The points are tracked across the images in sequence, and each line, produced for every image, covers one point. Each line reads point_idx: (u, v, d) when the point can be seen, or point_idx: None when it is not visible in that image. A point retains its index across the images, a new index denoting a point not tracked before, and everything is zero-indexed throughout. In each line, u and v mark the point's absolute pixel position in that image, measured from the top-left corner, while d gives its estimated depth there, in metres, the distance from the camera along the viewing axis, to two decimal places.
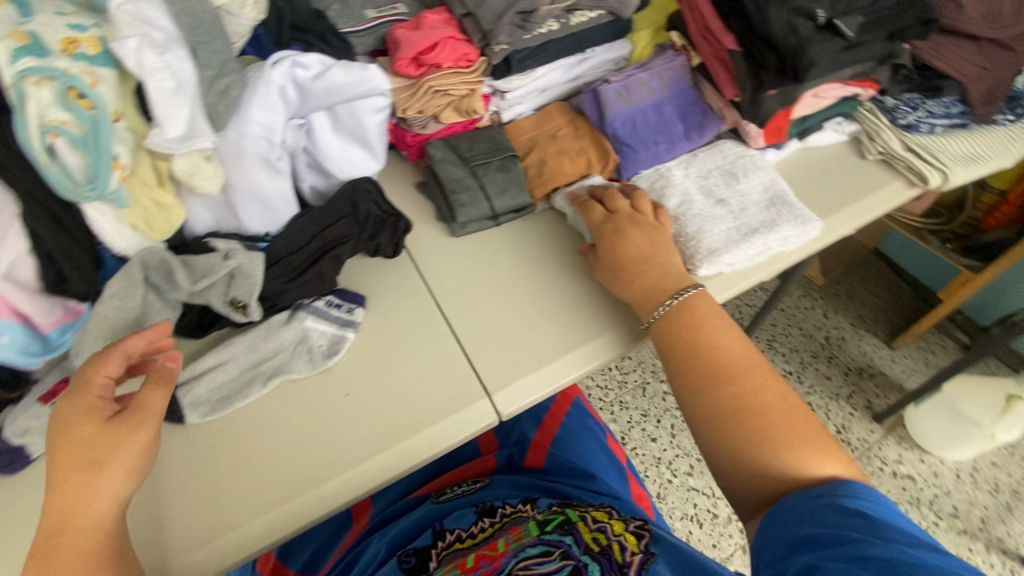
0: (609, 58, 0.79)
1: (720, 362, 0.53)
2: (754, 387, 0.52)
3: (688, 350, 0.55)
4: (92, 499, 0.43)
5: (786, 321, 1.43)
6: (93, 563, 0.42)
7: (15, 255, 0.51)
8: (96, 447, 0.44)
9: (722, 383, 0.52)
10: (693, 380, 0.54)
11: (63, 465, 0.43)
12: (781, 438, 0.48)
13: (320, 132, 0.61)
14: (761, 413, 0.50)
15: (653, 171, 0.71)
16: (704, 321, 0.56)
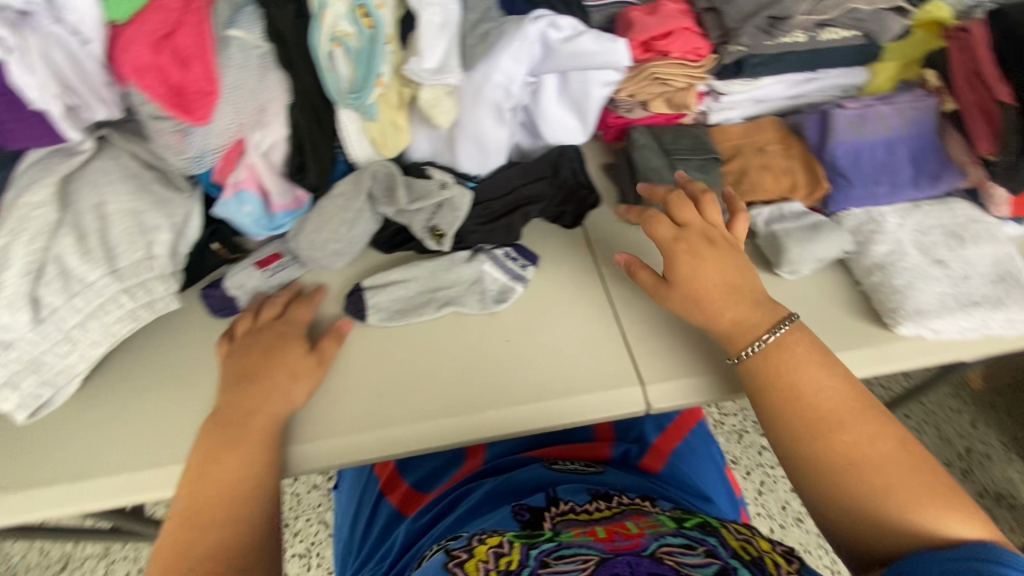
0: (841, 82, 0.74)
1: (825, 409, 0.50)
2: (865, 438, 0.48)
3: (789, 393, 0.51)
4: (285, 394, 0.54)
5: (922, 414, 1.27)
6: (262, 445, 0.51)
7: (276, 138, 0.59)
8: (294, 363, 0.56)
9: (828, 432, 0.49)
10: (792, 427, 0.50)
11: (258, 368, 0.55)
12: (906, 494, 0.46)
13: (546, 93, 0.63)
14: (877, 466, 0.47)
15: (865, 211, 0.67)
16: (799, 358, 0.52)
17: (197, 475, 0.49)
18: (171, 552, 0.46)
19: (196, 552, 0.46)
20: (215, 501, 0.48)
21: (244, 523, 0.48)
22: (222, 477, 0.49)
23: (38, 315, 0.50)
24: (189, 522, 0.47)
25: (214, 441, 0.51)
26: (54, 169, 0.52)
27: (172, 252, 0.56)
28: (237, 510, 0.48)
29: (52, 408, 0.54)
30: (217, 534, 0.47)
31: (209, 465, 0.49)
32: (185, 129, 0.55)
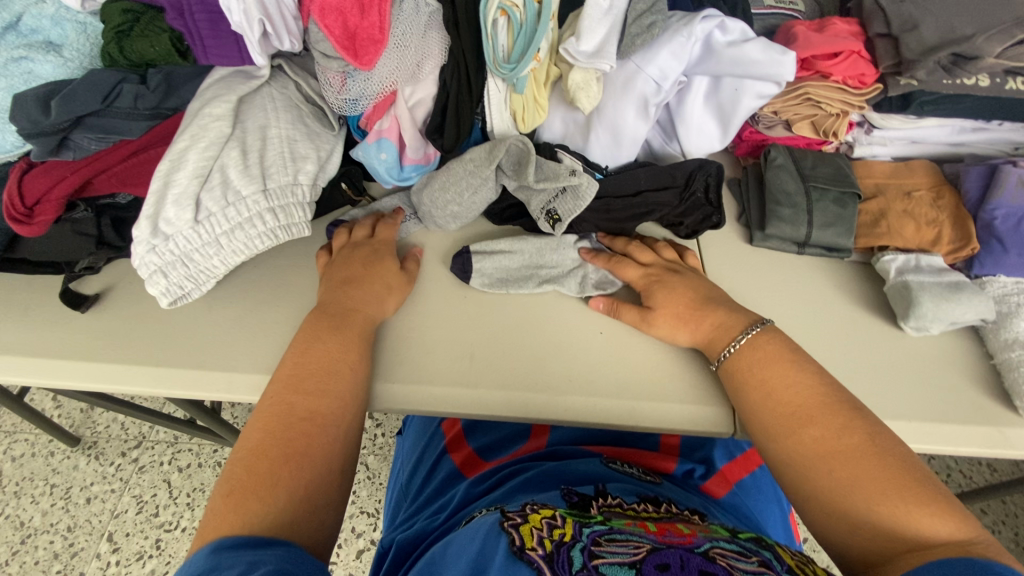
0: (1013, 138, 0.68)
1: (796, 405, 0.49)
2: (823, 434, 0.47)
3: (761, 391, 0.51)
4: (379, 302, 0.58)
5: (1001, 514, 1.16)
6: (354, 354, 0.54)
7: (425, 95, 0.62)
8: (390, 277, 0.61)
9: (795, 427, 0.48)
10: (762, 426, 0.50)
11: (359, 275, 0.60)
12: (872, 490, 0.43)
13: (692, 94, 0.63)
14: (839, 460, 0.45)
15: (1016, 281, 0.61)
16: (767, 355, 0.52)
17: (303, 351, 0.53)
18: (276, 408, 0.49)
19: (302, 413, 0.49)
20: (321, 375, 0.51)
21: (344, 400, 0.51)
22: (326, 358, 0.53)
23: (198, 215, 0.55)
24: (296, 387, 0.50)
25: (323, 327, 0.55)
26: (235, 88, 0.57)
27: (314, 183, 0.60)
28: (340, 389, 0.52)
29: (189, 300, 0.60)
30: (324, 403, 0.50)
31: (315, 344, 0.53)
32: (348, 72, 0.58)
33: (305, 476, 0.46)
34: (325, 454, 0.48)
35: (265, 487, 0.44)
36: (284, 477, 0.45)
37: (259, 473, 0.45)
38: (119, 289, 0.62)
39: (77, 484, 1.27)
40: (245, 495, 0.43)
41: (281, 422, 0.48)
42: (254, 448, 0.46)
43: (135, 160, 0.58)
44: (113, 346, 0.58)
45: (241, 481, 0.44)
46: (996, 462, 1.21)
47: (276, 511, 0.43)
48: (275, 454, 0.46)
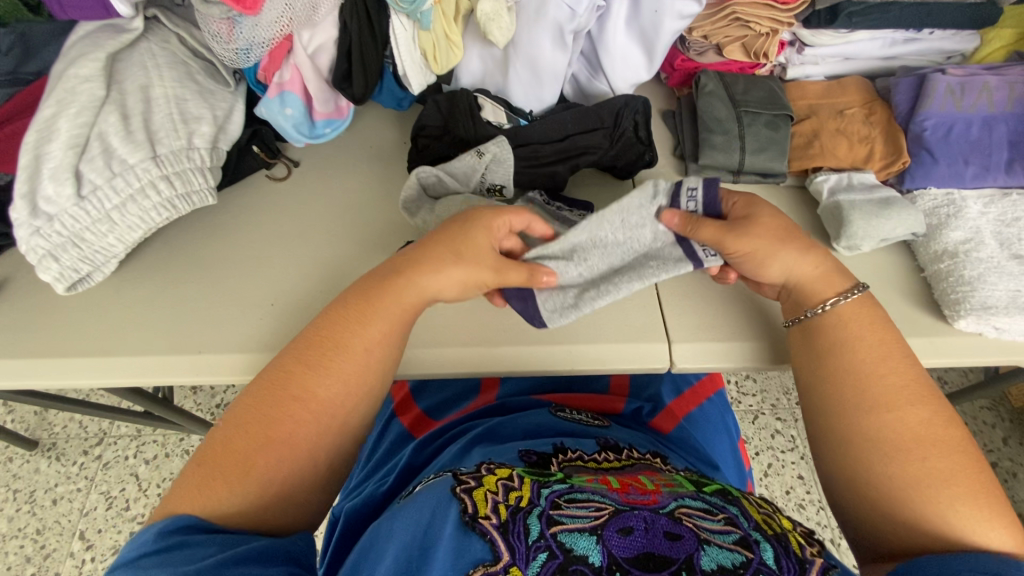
0: (946, 47, 0.67)
1: (907, 380, 0.45)
2: (924, 419, 0.43)
3: (868, 350, 0.46)
4: (431, 271, 0.49)
5: None
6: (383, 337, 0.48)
7: (325, 40, 0.57)
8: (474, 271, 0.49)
9: (898, 401, 0.44)
10: (853, 393, 0.45)
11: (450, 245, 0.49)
12: (954, 488, 0.41)
13: (613, 20, 0.59)
14: (936, 450, 0.42)
15: (944, 192, 0.61)
16: (860, 332, 0.47)
17: (335, 316, 0.48)
18: (276, 380, 0.45)
19: (300, 398, 0.45)
20: (340, 361, 0.46)
21: (353, 405, 0.47)
22: (348, 340, 0.47)
23: (81, 190, 0.50)
24: (317, 369, 0.46)
25: (349, 302, 0.49)
26: (102, 45, 0.51)
27: (212, 146, 0.56)
28: (351, 377, 0.46)
29: (90, 284, 0.56)
30: (329, 391, 0.45)
31: (340, 313, 0.48)
32: (234, 18, 0.52)
33: (288, 466, 0.43)
34: (317, 446, 0.45)
35: (239, 473, 0.41)
36: (260, 464, 0.42)
37: (238, 457, 0.42)
38: (15, 280, 0.57)
39: (41, 487, 1.23)
40: (217, 476, 0.41)
41: (276, 402, 0.44)
42: (243, 424, 0.43)
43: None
44: (14, 340, 0.54)
45: (219, 454, 0.42)
46: (948, 376, 1.25)
47: (243, 498, 0.41)
48: (259, 435, 0.43)
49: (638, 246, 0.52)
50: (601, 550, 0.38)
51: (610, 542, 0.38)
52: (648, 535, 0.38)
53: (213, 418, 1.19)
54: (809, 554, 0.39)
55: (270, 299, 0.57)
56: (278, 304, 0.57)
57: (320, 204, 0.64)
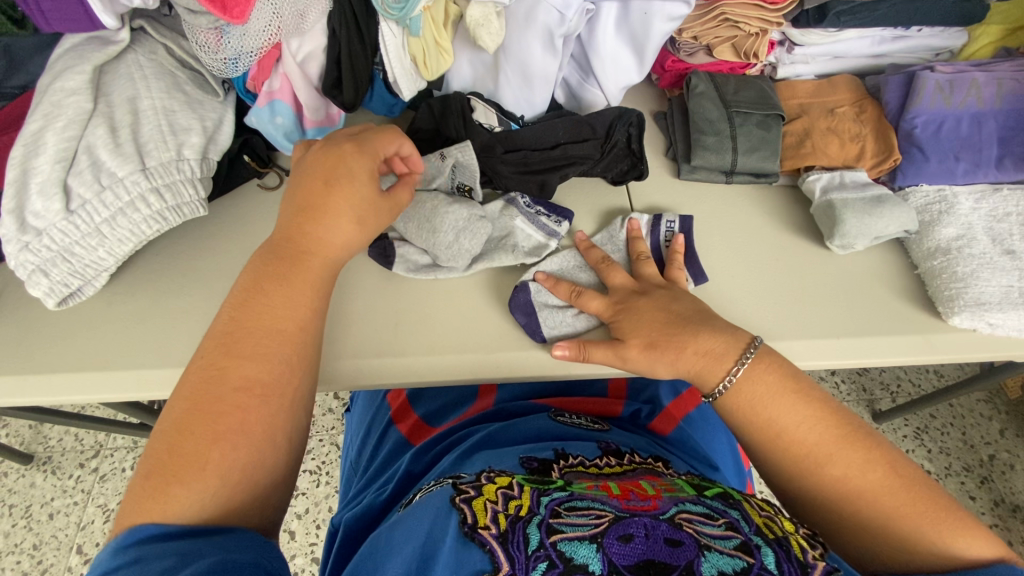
0: (933, 44, 0.67)
1: (821, 437, 0.45)
2: (844, 474, 0.44)
3: (785, 426, 0.46)
4: (331, 228, 0.48)
5: (949, 417, 1.21)
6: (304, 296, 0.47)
7: (314, 48, 0.57)
8: (366, 206, 0.50)
9: (814, 466, 0.45)
10: (777, 463, 0.47)
11: (322, 204, 0.48)
12: (900, 531, 0.41)
13: (603, 23, 0.59)
14: (876, 491, 0.43)
15: (937, 189, 0.61)
16: (765, 410, 0.46)
17: (243, 300, 0.46)
18: (208, 369, 0.42)
19: (227, 381, 0.42)
20: (255, 325, 0.45)
21: (285, 363, 0.45)
22: (265, 313, 0.45)
23: (70, 204, 0.50)
24: (229, 343, 0.44)
25: (254, 276, 0.47)
26: (88, 57, 0.51)
27: (203, 157, 0.55)
28: (283, 351, 0.45)
29: (82, 298, 0.55)
30: (263, 367, 0.43)
31: (254, 294, 0.46)
32: (222, 28, 0.52)
33: (244, 450, 0.41)
34: (266, 422, 0.42)
35: (193, 469, 0.39)
36: (214, 455, 0.39)
37: (186, 453, 0.39)
38: (5, 296, 0.56)
39: (37, 501, 1.22)
40: (169, 478, 0.38)
41: (205, 394, 0.41)
42: (178, 423, 0.40)
43: None
44: (5, 357, 0.53)
45: (163, 458, 0.39)
46: (943, 368, 1.25)
47: (204, 495, 0.38)
48: (201, 429, 0.40)
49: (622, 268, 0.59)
50: (602, 558, 0.37)
51: (611, 550, 0.38)
52: (649, 542, 0.38)
53: None
54: (810, 559, 0.39)
55: None
56: None
57: None
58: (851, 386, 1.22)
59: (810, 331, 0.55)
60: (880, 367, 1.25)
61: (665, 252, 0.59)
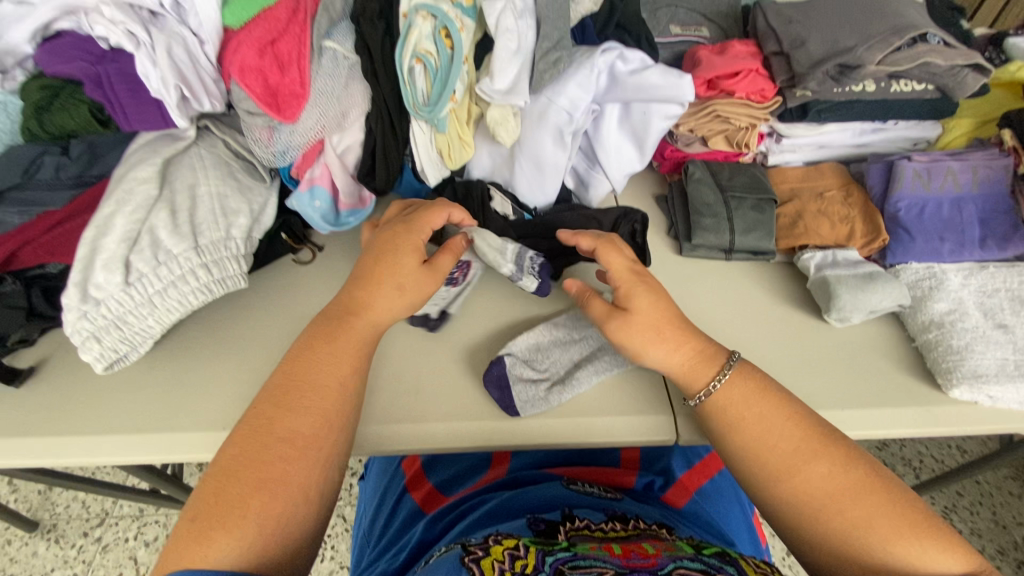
0: (911, 135, 0.74)
1: (798, 440, 0.47)
2: (827, 471, 0.46)
3: (768, 426, 0.48)
4: (377, 301, 0.53)
5: (977, 494, 1.17)
6: (344, 359, 0.51)
7: (352, 141, 0.64)
8: (407, 273, 0.55)
9: (793, 471, 0.46)
10: (760, 468, 0.48)
11: (377, 261, 0.55)
12: (885, 529, 0.43)
13: (607, 121, 0.67)
14: (850, 497, 0.44)
15: (926, 267, 0.64)
16: (746, 410, 0.50)
17: (295, 359, 0.51)
18: (257, 424, 0.46)
19: (266, 428, 0.46)
20: (301, 390, 0.48)
21: (329, 419, 0.48)
22: (311, 373, 0.49)
23: (128, 278, 0.55)
24: (278, 400, 0.48)
25: (303, 345, 0.51)
26: (160, 151, 0.59)
27: (248, 236, 0.62)
28: (328, 407, 0.49)
29: (126, 363, 0.59)
30: (306, 423, 0.47)
31: (305, 354, 0.51)
32: (275, 126, 0.61)
33: (282, 502, 0.44)
34: (305, 478, 0.45)
35: (233, 519, 0.41)
36: (253, 505, 0.42)
37: (231, 502, 0.42)
38: (53, 361, 0.61)
39: (37, 571, 1.20)
40: (212, 524, 0.41)
41: (255, 443, 0.45)
42: (225, 474, 0.44)
43: (60, 230, 0.56)
44: (47, 418, 0.57)
45: (207, 505, 0.42)
46: (965, 443, 1.23)
47: (241, 544, 0.41)
48: (245, 480, 0.43)
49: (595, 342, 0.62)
50: None
51: None
52: None
53: None
54: None
55: None
56: None
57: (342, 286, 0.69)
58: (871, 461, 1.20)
59: (814, 402, 0.56)
60: (900, 441, 1.23)
61: None
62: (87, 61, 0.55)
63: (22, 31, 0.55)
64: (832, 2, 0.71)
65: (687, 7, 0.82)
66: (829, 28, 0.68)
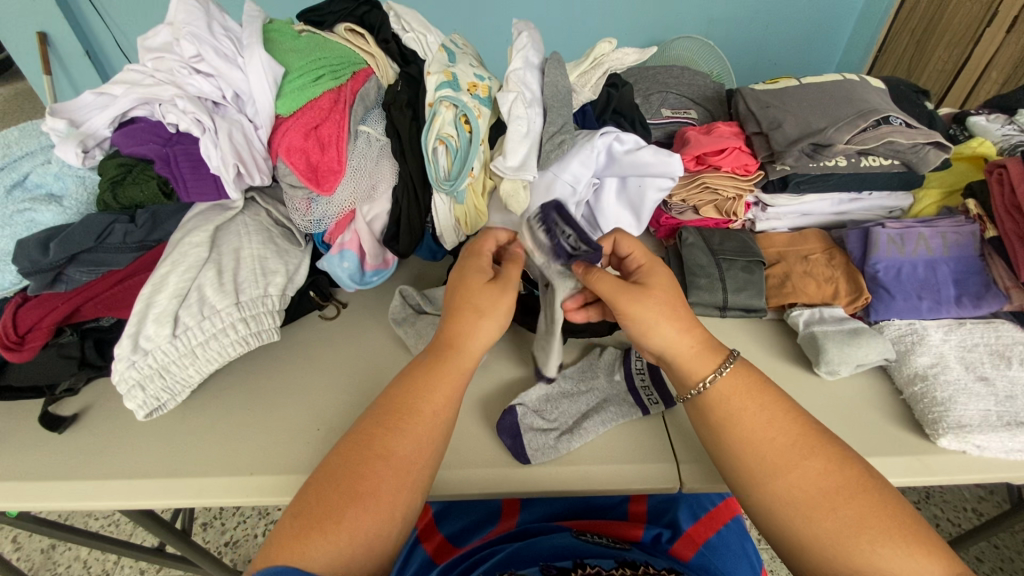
0: (885, 204, 0.81)
1: (788, 440, 0.51)
2: (821, 468, 0.49)
3: (759, 426, 0.52)
4: (469, 333, 0.56)
5: (998, 560, 1.13)
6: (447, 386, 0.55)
7: (380, 210, 0.72)
8: (481, 294, 0.57)
9: (784, 469, 0.49)
10: (756, 463, 0.50)
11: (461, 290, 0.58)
12: (874, 530, 0.46)
13: (606, 193, 0.75)
14: (840, 497, 0.47)
15: (907, 323, 0.69)
16: (745, 402, 0.53)
17: (403, 382, 0.55)
18: (365, 442, 0.51)
19: (373, 446, 0.51)
20: (407, 417, 0.53)
21: (421, 445, 0.52)
22: (418, 398, 0.54)
23: (176, 330, 0.61)
24: (385, 420, 0.52)
25: (415, 369, 0.56)
26: (211, 220, 0.67)
27: (283, 293, 0.68)
28: (424, 431, 0.53)
29: (163, 411, 0.64)
30: (402, 447, 0.51)
31: (411, 379, 0.55)
32: (312, 198, 0.69)
33: (373, 515, 0.48)
34: (395, 497, 0.49)
35: (329, 525, 0.46)
36: (346, 518, 0.47)
37: (329, 509, 0.47)
38: (96, 408, 0.66)
39: None
40: (311, 529, 0.46)
41: (357, 457, 0.50)
42: (329, 482, 0.49)
43: (118, 287, 0.65)
44: (86, 462, 0.61)
45: (313, 510, 0.47)
46: (980, 505, 1.21)
47: (332, 552, 0.46)
48: (346, 492, 0.48)
49: (598, 394, 0.67)
50: None
51: None
52: None
53: (220, 557, 1.16)
54: None
55: (315, 425, 0.64)
56: (323, 430, 0.64)
57: (364, 340, 0.75)
58: None
59: None
60: (913, 503, 1.21)
61: (636, 379, 0.67)
62: (158, 144, 0.64)
63: (104, 117, 0.64)
64: (804, 90, 0.81)
65: (677, 94, 0.93)
66: (802, 112, 0.77)
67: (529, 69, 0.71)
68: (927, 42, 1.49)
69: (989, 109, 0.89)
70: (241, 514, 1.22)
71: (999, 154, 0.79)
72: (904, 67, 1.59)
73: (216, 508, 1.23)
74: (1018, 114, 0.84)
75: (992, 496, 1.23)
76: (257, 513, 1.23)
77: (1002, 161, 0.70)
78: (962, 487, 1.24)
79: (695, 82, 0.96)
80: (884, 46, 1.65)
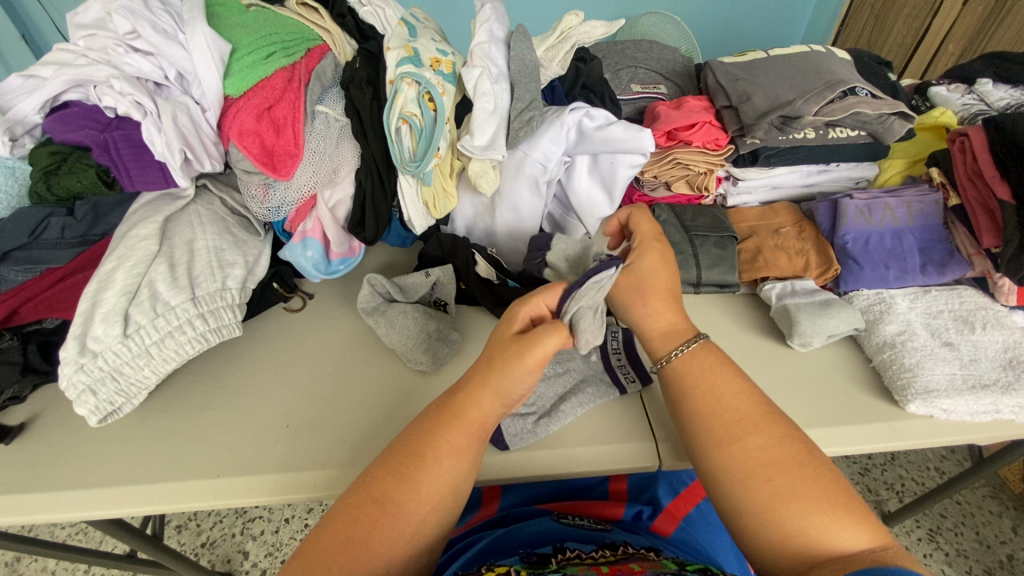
0: (852, 175, 0.82)
1: (733, 412, 0.51)
2: (765, 442, 0.49)
3: (705, 395, 0.53)
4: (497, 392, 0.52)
5: (960, 516, 1.19)
6: (462, 440, 0.52)
7: (343, 195, 0.69)
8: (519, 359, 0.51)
9: (737, 438, 0.50)
10: (707, 432, 0.51)
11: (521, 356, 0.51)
12: (805, 498, 0.46)
13: (578, 171, 0.74)
14: (780, 471, 0.47)
15: (875, 293, 0.71)
16: (703, 375, 0.54)
17: (419, 433, 0.52)
18: (374, 489, 0.49)
19: (381, 496, 0.48)
20: (420, 470, 0.50)
21: (424, 496, 0.49)
22: (432, 451, 0.51)
23: (127, 330, 0.57)
24: (393, 469, 0.50)
25: (431, 419, 0.53)
26: (161, 210, 0.63)
27: (242, 286, 0.64)
28: (430, 483, 0.50)
29: (118, 416, 0.60)
30: (410, 499, 0.49)
31: (424, 427, 0.52)
32: (269, 183, 0.65)
33: (368, 563, 0.45)
34: (393, 545, 0.47)
35: (327, 569, 0.44)
36: (344, 562, 0.45)
37: (327, 550, 0.45)
38: (45, 416, 0.62)
39: None
40: (310, 568, 0.44)
41: (358, 500, 0.48)
42: (332, 525, 0.47)
43: (61, 285, 0.61)
44: (35, 474, 0.57)
45: (312, 551, 0.45)
46: (943, 464, 1.26)
47: None
48: (345, 534, 0.46)
49: (575, 376, 0.66)
50: None
51: None
52: None
53: (196, 559, 1.13)
54: None
55: (285, 421, 0.62)
56: (293, 425, 0.62)
57: (333, 332, 0.72)
58: (855, 486, 1.22)
59: (788, 423, 0.60)
60: (879, 465, 1.26)
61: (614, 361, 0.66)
62: (95, 129, 0.59)
63: (31, 103, 0.59)
64: (771, 63, 0.80)
65: (646, 68, 0.91)
66: (771, 84, 0.76)
67: (494, 43, 0.68)
68: (887, 15, 1.51)
69: (950, 79, 0.90)
70: (217, 515, 1.19)
71: (959, 123, 0.81)
72: (865, 41, 1.61)
73: (190, 510, 1.19)
74: (977, 83, 0.85)
75: (954, 455, 1.29)
76: (234, 513, 1.19)
77: (964, 128, 0.70)
78: (926, 448, 1.30)
79: (664, 56, 0.94)
80: (845, 20, 1.67)
